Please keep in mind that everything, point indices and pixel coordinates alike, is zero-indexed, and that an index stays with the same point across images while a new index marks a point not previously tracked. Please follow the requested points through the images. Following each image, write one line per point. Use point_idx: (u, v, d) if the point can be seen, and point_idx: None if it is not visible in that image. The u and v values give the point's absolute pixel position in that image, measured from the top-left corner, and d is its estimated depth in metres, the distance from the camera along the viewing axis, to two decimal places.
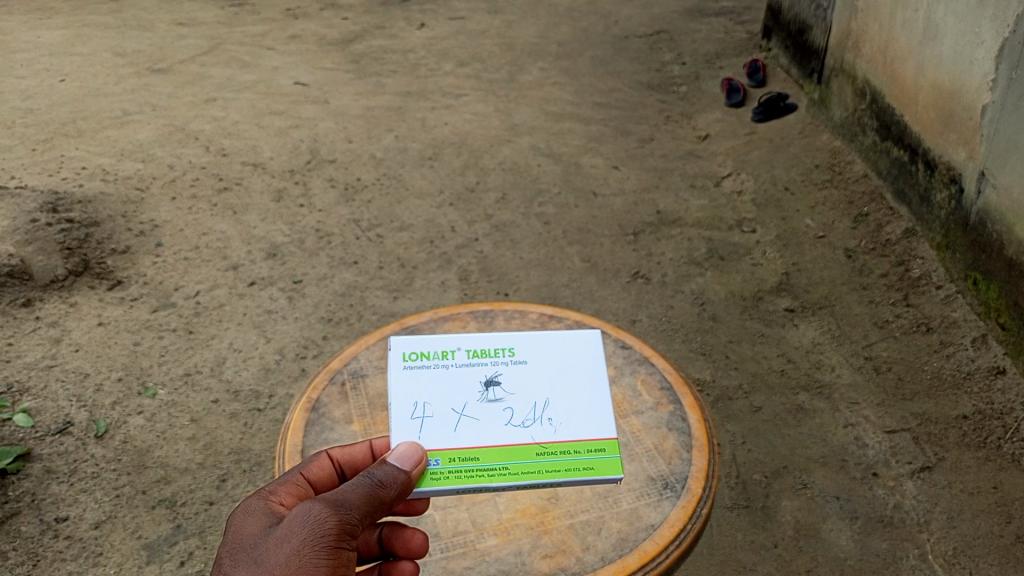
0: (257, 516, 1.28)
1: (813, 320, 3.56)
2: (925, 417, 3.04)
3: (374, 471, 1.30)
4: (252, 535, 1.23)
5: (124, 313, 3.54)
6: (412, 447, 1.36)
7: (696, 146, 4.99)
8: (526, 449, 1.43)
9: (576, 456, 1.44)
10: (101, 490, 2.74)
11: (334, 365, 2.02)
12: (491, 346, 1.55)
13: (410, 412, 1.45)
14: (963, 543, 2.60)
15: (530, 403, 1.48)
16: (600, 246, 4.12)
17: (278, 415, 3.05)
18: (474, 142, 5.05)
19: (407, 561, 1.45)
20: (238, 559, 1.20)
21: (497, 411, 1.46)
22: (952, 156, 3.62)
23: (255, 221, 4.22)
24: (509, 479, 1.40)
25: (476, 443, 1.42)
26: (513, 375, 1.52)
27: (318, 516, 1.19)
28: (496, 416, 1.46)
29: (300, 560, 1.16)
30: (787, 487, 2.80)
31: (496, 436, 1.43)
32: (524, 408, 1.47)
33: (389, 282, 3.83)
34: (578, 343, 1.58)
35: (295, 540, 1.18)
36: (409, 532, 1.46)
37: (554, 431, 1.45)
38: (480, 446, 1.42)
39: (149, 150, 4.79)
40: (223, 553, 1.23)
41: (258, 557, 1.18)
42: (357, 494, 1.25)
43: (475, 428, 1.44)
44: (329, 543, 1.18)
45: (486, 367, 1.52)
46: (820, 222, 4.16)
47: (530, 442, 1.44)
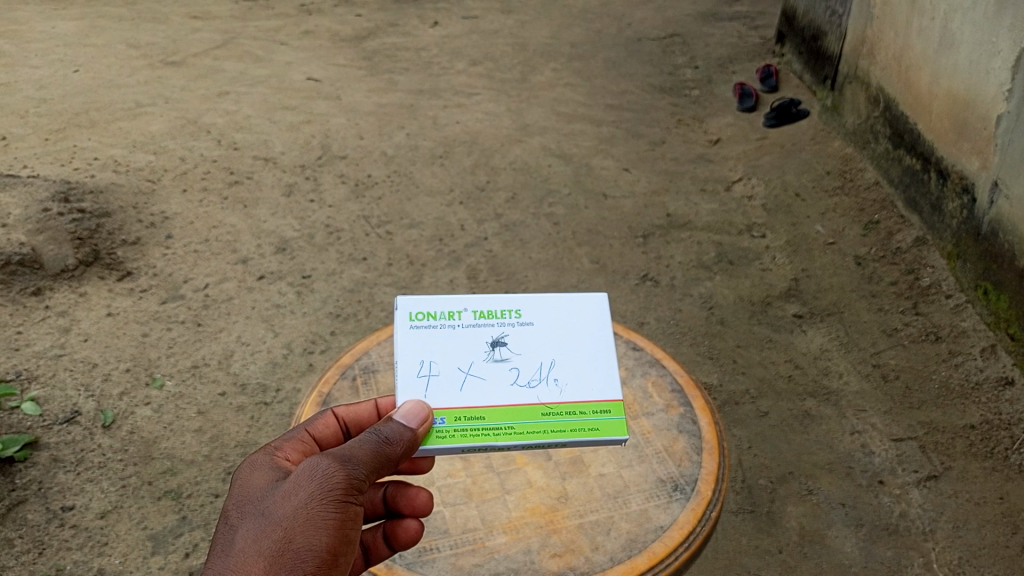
0: (263, 469, 1.29)
1: (822, 326, 3.55)
2: (933, 426, 3.03)
3: (380, 428, 1.30)
4: (258, 487, 1.24)
5: (133, 304, 3.55)
6: (418, 406, 1.36)
7: (707, 150, 4.99)
8: (532, 410, 1.44)
9: (582, 420, 1.45)
10: (107, 480, 2.75)
11: (345, 360, 2.02)
12: (498, 306, 1.52)
13: (417, 370, 1.44)
14: (968, 553, 2.59)
15: (536, 363, 1.49)
16: (609, 248, 4.12)
17: (285, 409, 3.05)
18: (485, 141, 5.06)
19: (412, 519, 1.44)
20: (245, 510, 1.20)
21: (503, 371, 1.46)
22: (965, 165, 3.60)
23: (266, 215, 4.23)
24: (514, 439, 1.41)
25: (482, 403, 1.43)
26: (520, 336, 1.51)
27: (325, 470, 1.20)
28: (502, 376, 1.46)
29: (306, 513, 1.16)
30: (792, 493, 2.79)
31: (503, 396, 1.44)
32: (530, 369, 1.48)
33: (397, 280, 3.84)
34: (585, 307, 1.57)
35: (302, 493, 1.18)
36: (414, 490, 1.45)
37: (560, 392, 1.46)
38: (486, 405, 1.43)
39: (161, 143, 4.80)
40: (230, 503, 1.23)
41: (264, 508, 1.19)
42: (364, 450, 1.25)
43: (480, 388, 1.44)
44: (337, 498, 1.18)
45: (492, 327, 1.50)
46: (830, 228, 4.15)
47: (536, 403, 1.45)
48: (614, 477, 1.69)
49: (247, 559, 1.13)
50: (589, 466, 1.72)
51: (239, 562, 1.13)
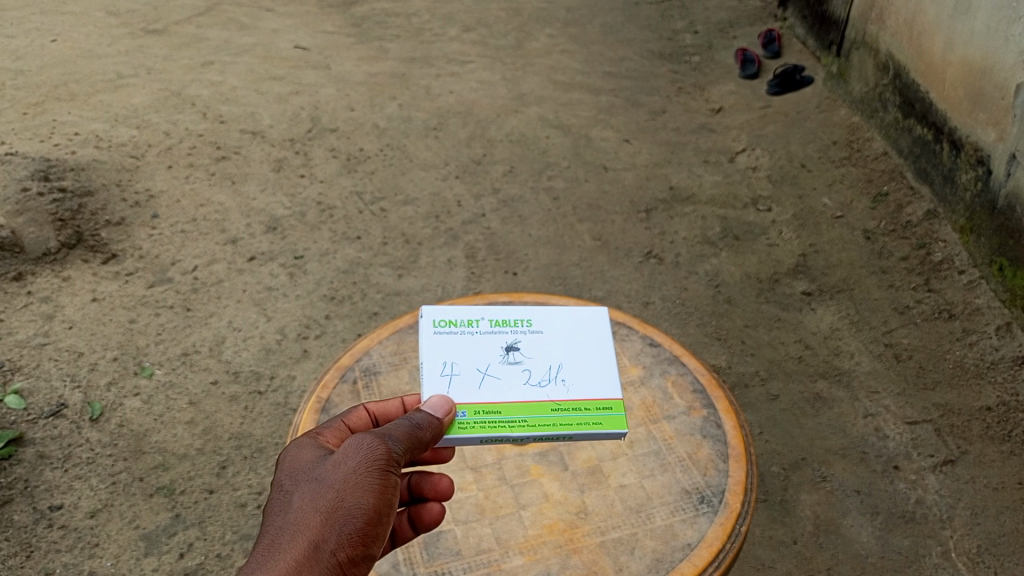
0: (306, 446, 1.20)
1: (831, 304, 3.45)
2: (947, 408, 2.95)
3: (414, 412, 1.23)
4: (303, 459, 1.16)
5: (119, 288, 3.42)
6: (442, 398, 1.29)
7: (709, 119, 4.85)
8: (544, 405, 1.34)
9: (593, 414, 1.34)
10: (96, 477, 2.64)
11: (344, 361, 1.91)
12: (510, 315, 1.46)
13: (438, 370, 1.36)
14: (987, 541, 2.52)
15: (547, 364, 1.40)
16: (612, 223, 3.99)
17: (280, 399, 2.94)
18: (480, 111, 4.90)
19: (436, 503, 1.38)
20: (293, 478, 1.12)
21: (515, 371, 1.38)
22: (980, 137, 3.48)
23: (255, 193, 4.08)
24: (528, 431, 1.31)
25: (495, 399, 1.33)
26: (533, 341, 1.43)
27: (370, 440, 1.12)
28: (515, 376, 1.37)
29: (356, 478, 1.08)
30: (806, 480, 2.71)
31: (515, 394, 1.35)
32: (541, 368, 1.39)
33: (393, 259, 3.70)
34: (594, 314, 1.49)
35: (349, 461, 1.10)
36: (437, 476, 1.39)
37: (570, 389, 1.37)
38: (500, 403, 1.33)
39: (144, 116, 4.63)
40: (275, 475, 1.15)
41: (314, 475, 1.11)
42: (404, 429, 1.18)
43: (497, 387, 1.35)
44: (382, 466, 1.11)
45: (506, 333, 1.43)
46: (838, 201, 4.04)
47: (547, 398, 1.35)
48: (635, 489, 1.59)
49: (300, 520, 1.05)
50: (609, 477, 1.62)
51: (293, 522, 1.05)
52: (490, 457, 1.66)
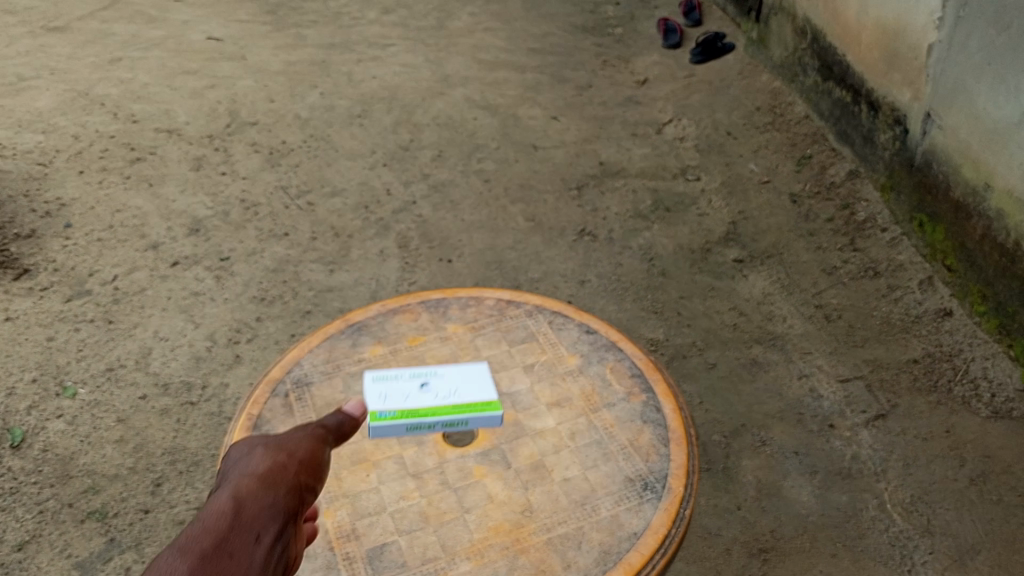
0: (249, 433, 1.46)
1: (763, 269, 3.50)
2: (877, 364, 3.02)
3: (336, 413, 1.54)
4: (251, 437, 1.43)
5: (34, 305, 3.26)
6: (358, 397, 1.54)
7: (635, 91, 4.85)
8: (426, 408, 1.57)
9: (463, 416, 1.58)
10: (23, 507, 2.52)
11: (274, 374, 1.84)
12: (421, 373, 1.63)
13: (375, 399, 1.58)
14: (918, 490, 2.60)
15: (446, 387, 1.62)
16: (544, 203, 3.97)
17: (214, 407, 2.85)
18: (405, 96, 4.81)
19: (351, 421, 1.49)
20: (245, 447, 1.38)
21: (407, 381, 1.62)
22: (896, 97, 3.56)
23: (174, 194, 3.93)
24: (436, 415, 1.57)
25: (384, 404, 1.58)
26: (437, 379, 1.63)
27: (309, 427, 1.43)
28: (406, 386, 1.61)
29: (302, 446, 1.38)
30: (746, 447, 2.75)
31: (405, 400, 1.58)
32: (441, 387, 1.62)
33: (324, 254, 3.61)
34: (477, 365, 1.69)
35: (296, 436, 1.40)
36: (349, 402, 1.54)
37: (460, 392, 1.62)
38: (392, 413, 1.56)
39: (51, 120, 4.42)
40: (228, 450, 1.40)
41: (265, 442, 1.38)
42: (330, 422, 1.48)
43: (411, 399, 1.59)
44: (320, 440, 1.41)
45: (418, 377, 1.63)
46: (764, 166, 4.09)
47: (430, 402, 1.58)
48: (579, 482, 1.59)
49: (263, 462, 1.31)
50: (552, 471, 1.61)
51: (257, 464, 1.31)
52: (431, 461, 1.63)
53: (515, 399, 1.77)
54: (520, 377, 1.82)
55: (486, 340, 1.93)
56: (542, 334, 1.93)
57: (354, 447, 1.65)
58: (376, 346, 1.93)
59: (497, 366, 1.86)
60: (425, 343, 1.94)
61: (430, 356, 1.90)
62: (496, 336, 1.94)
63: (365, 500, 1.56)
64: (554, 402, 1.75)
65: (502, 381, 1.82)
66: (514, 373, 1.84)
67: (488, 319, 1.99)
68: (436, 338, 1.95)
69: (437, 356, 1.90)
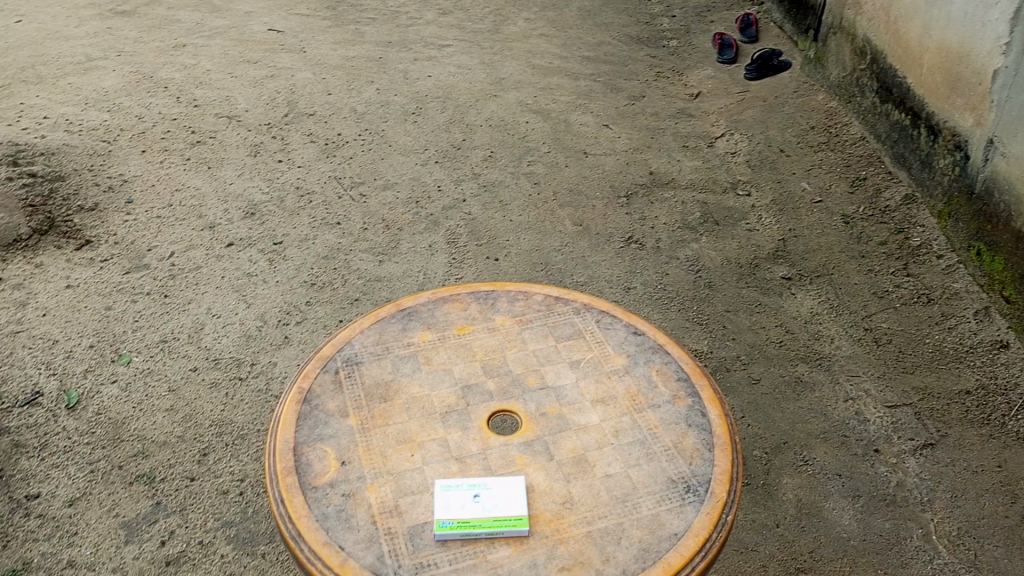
0: None
1: (811, 289, 3.48)
2: (927, 391, 2.99)
3: None
4: None
5: (94, 274, 3.36)
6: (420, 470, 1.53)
7: (687, 104, 4.86)
8: (484, 519, 1.49)
9: (521, 520, 1.50)
10: (74, 466, 2.60)
11: (326, 352, 1.89)
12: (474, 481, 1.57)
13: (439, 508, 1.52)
14: (967, 524, 2.53)
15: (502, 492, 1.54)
16: (592, 208, 3.99)
17: (262, 384, 2.91)
18: (459, 96, 4.87)
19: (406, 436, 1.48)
20: None
21: (462, 489, 1.55)
22: (958, 122, 3.53)
23: (232, 177, 4.02)
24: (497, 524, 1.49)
25: (444, 514, 1.50)
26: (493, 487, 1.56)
27: None
28: (461, 495, 1.54)
29: None
30: (787, 464, 2.73)
31: (463, 509, 1.51)
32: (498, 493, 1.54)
33: (374, 244, 3.67)
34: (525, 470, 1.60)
35: None
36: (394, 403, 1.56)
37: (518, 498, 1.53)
38: (453, 522, 1.48)
39: (116, 99, 4.55)
40: None
41: None
42: None
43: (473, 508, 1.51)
44: None
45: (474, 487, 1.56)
46: (816, 186, 4.06)
47: (487, 513, 1.50)
48: (621, 479, 1.59)
49: None
50: (594, 466, 1.62)
51: None
52: (475, 446, 1.66)
53: (560, 393, 1.79)
54: (566, 373, 1.84)
55: (533, 334, 1.96)
56: (588, 333, 1.96)
57: (401, 428, 1.69)
58: (425, 331, 1.96)
59: (543, 360, 1.88)
60: (472, 331, 1.96)
61: (477, 344, 1.92)
62: (543, 331, 1.97)
63: (408, 479, 1.58)
64: (599, 399, 1.77)
65: (548, 374, 1.84)
66: (560, 367, 1.86)
67: (535, 314, 2.02)
68: (483, 328, 1.97)
69: (484, 345, 1.92)
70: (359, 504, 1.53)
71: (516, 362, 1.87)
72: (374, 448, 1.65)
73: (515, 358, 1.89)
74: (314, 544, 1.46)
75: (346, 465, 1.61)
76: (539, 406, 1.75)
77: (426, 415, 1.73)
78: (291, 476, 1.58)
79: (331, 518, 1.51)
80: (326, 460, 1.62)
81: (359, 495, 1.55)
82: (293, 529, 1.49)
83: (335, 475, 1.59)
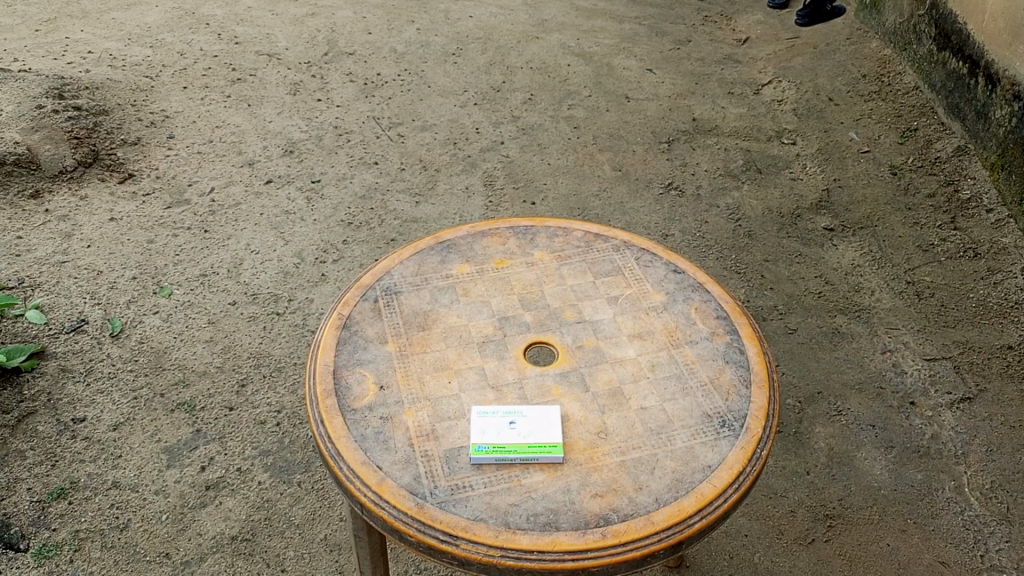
0: None
1: (854, 240, 3.41)
2: (968, 345, 2.92)
3: None
4: None
5: (137, 208, 3.41)
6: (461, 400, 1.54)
7: (734, 50, 4.73)
8: (519, 445, 1.49)
9: (556, 447, 1.49)
10: (118, 391, 2.67)
11: (365, 281, 1.90)
12: (511, 410, 1.57)
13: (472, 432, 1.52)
14: (1001, 477, 2.49)
15: (536, 422, 1.54)
16: (632, 154, 3.93)
17: (298, 320, 2.95)
18: (500, 38, 4.80)
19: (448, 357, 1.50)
20: None
21: (498, 416, 1.55)
22: (1018, 70, 3.38)
23: (271, 115, 4.03)
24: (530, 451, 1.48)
25: (479, 438, 1.50)
26: (528, 417, 1.55)
27: None
28: (497, 421, 1.53)
29: None
30: (821, 413, 2.71)
31: (498, 435, 1.50)
32: (531, 423, 1.54)
33: (411, 185, 3.66)
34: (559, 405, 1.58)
35: None
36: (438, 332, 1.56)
37: (553, 429, 1.53)
38: (488, 447, 1.48)
39: (158, 36, 4.56)
40: None
41: None
42: None
43: (506, 435, 1.51)
44: None
45: (510, 416, 1.55)
46: (865, 136, 3.94)
47: (522, 439, 1.50)
48: (657, 412, 1.59)
49: None
50: (630, 398, 1.61)
51: None
52: (511, 375, 1.66)
53: (598, 327, 1.79)
54: (604, 308, 1.84)
55: (572, 270, 1.96)
56: (627, 270, 1.96)
57: (439, 355, 1.70)
58: (464, 264, 1.97)
59: (581, 295, 1.88)
60: (511, 266, 1.97)
61: (516, 278, 1.93)
62: (582, 267, 1.97)
63: (445, 405, 1.59)
64: (636, 334, 1.77)
65: (585, 309, 1.84)
66: (598, 303, 1.86)
67: (574, 252, 2.03)
68: (522, 263, 1.98)
69: (522, 279, 1.92)
70: (397, 427, 1.54)
71: (554, 296, 1.88)
72: (412, 373, 1.66)
73: (553, 292, 1.89)
74: (352, 463, 1.47)
75: (384, 389, 1.62)
76: (575, 339, 1.75)
77: (463, 344, 1.73)
78: (331, 398, 1.59)
79: (370, 439, 1.52)
80: (365, 384, 1.63)
81: (396, 418, 1.56)
82: (333, 448, 1.50)
83: (374, 399, 1.60)
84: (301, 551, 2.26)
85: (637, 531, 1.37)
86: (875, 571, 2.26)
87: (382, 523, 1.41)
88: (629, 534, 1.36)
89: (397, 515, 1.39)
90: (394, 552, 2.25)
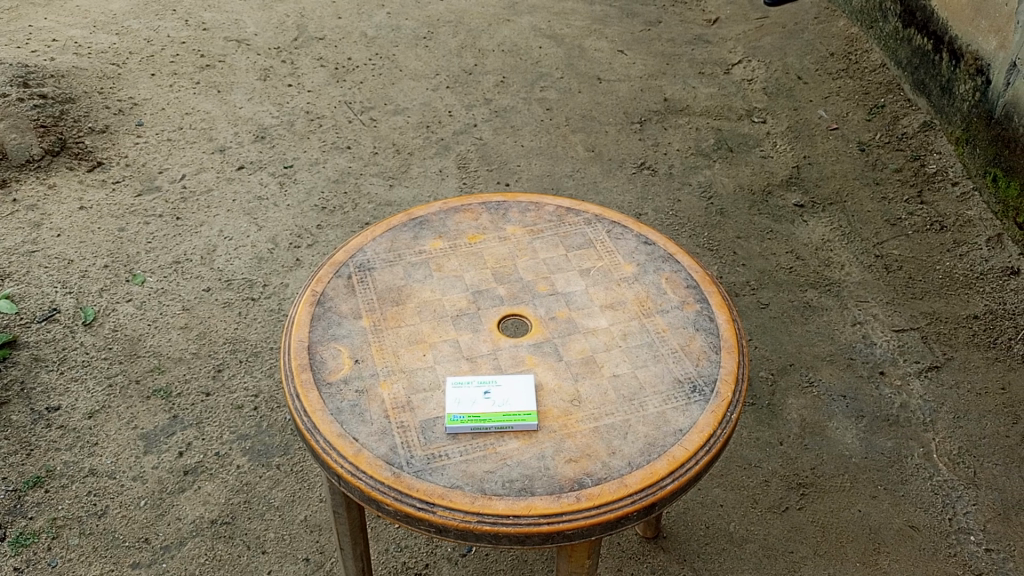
0: None
1: (824, 216, 3.45)
2: (935, 316, 2.98)
3: None
4: None
5: (107, 196, 3.38)
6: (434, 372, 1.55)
7: (705, 30, 4.75)
8: (494, 414, 1.51)
9: (531, 415, 1.51)
10: (92, 380, 2.65)
11: (339, 258, 1.91)
12: (486, 379, 1.58)
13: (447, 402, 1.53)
14: (968, 443, 2.56)
15: (510, 391, 1.56)
16: (605, 134, 3.95)
17: (273, 305, 2.95)
18: (472, 21, 4.79)
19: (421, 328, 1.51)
20: None
21: (472, 386, 1.56)
22: (981, 45, 3.44)
23: (242, 101, 4.00)
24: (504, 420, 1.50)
25: (454, 408, 1.51)
26: (503, 387, 1.57)
27: None
28: (472, 391, 1.55)
29: None
30: (793, 385, 2.75)
31: (473, 405, 1.52)
32: (505, 392, 1.55)
33: (385, 169, 3.66)
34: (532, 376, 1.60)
35: None
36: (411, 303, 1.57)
37: (527, 398, 1.54)
38: (463, 416, 1.50)
39: (124, 23, 4.50)
40: None
41: None
42: None
43: (480, 404, 1.52)
44: None
45: (484, 386, 1.56)
46: (833, 113, 3.99)
47: (497, 408, 1.52)
48: (629, 379, 1.61)
49: None
50: (603, 366, 1.64)
51: None
52: (485, 347, 1.68)
53: (570, 298, 1.81)
54: (576, 280, 1.86)
55: (544, 244, 1.98)
56: (599, 243, 1.99)
57: (413, 329, 1.72)
58: (437, 239, 1.98)
59: (554, 268, 1.90)
60: (484, 241, 1.98)
61: (489, 252, 1.94)
62: (554, 241, 1.99)
63: (420, 377, 1.61)
64: (608, 304, 1.79)
65: (558, 281, 1.86)
66: (570, 275, 1.88)
67: (546, 226, 2.05)
68: (494, 238, 1.99)
69: (495, 253, 1.94)
70: (372, 399, 1.55)
71: (527, 270, 1.89)
72: (387, 347, 1.67)
73: (526, 266, 1.91)
74: (328, 435, 1.48)
75: (359, 363, 1.63)
76: (548, 311, 1.77)
77: (438, 318, 1.75)
78: (306, 373, 1.60)
79: (345, 412, 1.53)
80: (340, 358, 1.64)
81: (372, 391, 1.57)
82: (308, 422, 1.52)
83: (349, 372, 1.61)
84: (281, 533, 2.27)
85: (611, 494, 1.39)
86: (847, 536, 2.31)
87: (360, 493, 1.43)
88: (602, 497, 1.39)
89: (373, 485, 1.41)
90: (375, 532, 2.27)
